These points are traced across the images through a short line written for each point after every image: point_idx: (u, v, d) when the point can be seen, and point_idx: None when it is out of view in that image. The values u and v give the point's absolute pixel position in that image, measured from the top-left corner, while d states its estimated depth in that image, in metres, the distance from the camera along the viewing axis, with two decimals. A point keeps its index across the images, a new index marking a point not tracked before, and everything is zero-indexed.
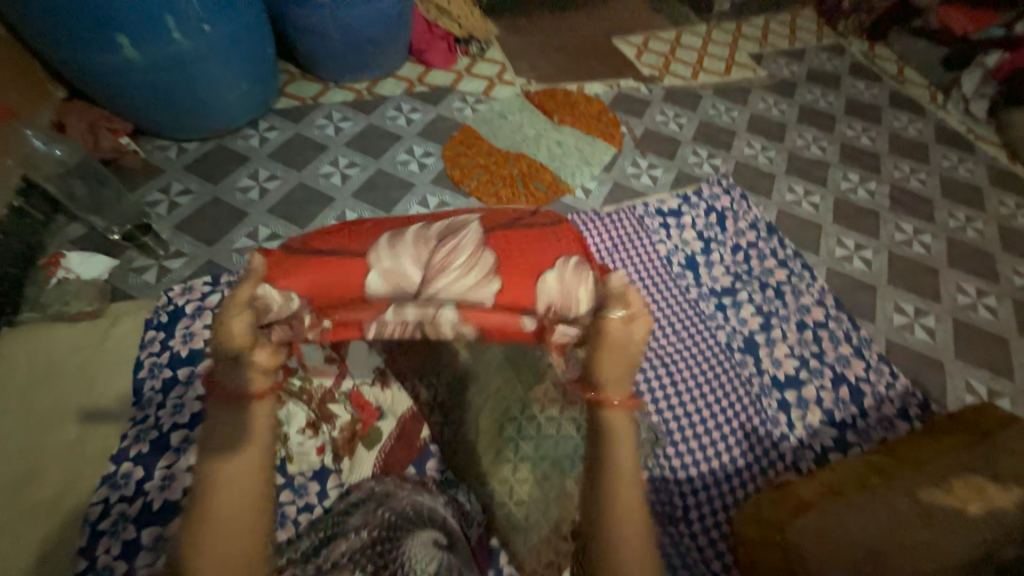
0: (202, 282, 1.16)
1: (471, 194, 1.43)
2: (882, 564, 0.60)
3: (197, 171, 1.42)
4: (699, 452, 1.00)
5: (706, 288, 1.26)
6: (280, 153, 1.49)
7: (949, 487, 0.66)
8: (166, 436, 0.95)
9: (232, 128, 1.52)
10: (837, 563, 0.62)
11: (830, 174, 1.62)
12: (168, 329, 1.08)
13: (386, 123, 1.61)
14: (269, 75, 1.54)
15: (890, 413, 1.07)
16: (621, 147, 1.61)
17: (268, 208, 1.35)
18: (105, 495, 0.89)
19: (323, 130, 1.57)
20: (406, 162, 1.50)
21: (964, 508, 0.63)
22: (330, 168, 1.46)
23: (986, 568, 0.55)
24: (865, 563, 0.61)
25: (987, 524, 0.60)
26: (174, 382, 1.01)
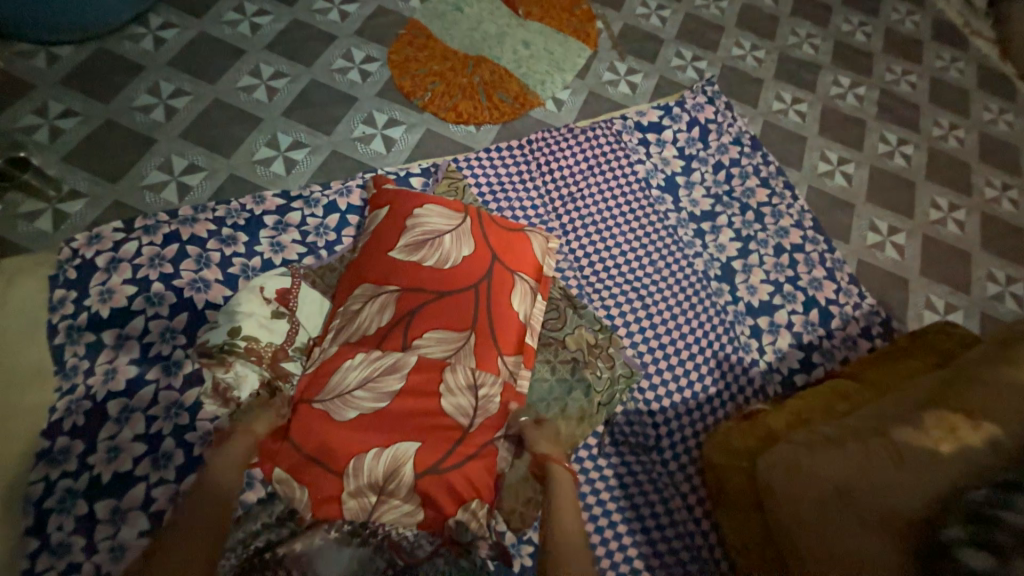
0: (111, 229, 0.98)
1: (425, 109, 1.23)
2: (850, 501, 0.62)
3: (78, 85, 1.14)
4: (672, 383, 1.00)
5: (686, 213, 1.19)
6: (183, 59, 1.21)
7: (925, 426, 0.65)
8: (101, 406, 0.86)
9: (114, 27, 1.21)
10: (807, 499, 0.65)
11: (821, 78, 1.48)
12: (80, 287, 0.93)
13: (314, 18, 1.32)
14: None
15: (853, 333, 1.09)
16: (596, 48, 1.40)
17: (179, 133, 1.12)
18: (45, 473, 0.81)
19: (234, 27, 1.27)
20: (344, 69, 1.26)
21: (937, 450, 0.63)
22: (250, 80, 1.20)
23: (952, 517, 0.56)
24: (834, 499, 0.63)
25: (956, 465, 0.61)
26: (99, 347, 0.90)
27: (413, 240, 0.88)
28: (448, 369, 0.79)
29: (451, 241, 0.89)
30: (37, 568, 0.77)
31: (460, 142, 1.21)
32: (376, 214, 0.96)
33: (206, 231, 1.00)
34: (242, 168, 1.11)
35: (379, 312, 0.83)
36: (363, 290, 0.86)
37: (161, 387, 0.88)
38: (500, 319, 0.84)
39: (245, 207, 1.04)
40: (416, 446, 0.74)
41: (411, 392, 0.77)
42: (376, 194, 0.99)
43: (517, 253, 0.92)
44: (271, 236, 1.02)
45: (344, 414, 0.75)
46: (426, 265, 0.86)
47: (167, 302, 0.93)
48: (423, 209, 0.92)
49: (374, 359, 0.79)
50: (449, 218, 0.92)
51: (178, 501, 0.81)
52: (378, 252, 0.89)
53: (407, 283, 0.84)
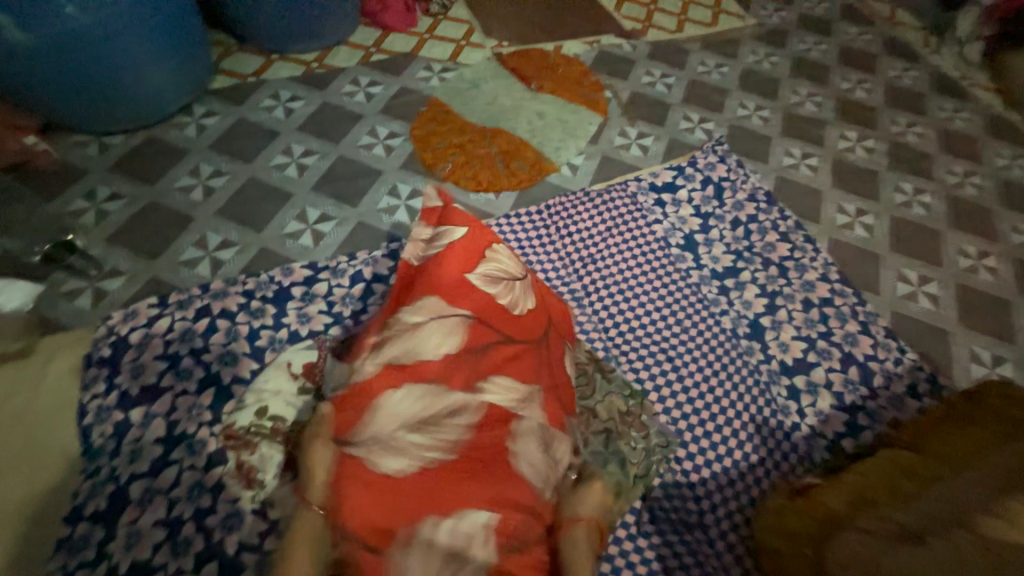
0: (146, 305, 1.01)
1: (446, 178, 1.28)
2: None
3: (126, 170, 1.23)
4: (710, 451, 0.95)
5: (708, 270, 1.18)
6: (222, 142, 1.30)
7: (1014, 519, 0.60)
8: (124, 489, 0.84)
9: (163, 116, 1.31)
10: None
11: (828, 133, 1.52)
12: (113, 364, 0.95)
13: (343, 101, 1.42)
14: (200, 54, 1.32)
15: (899, 391, 1.04)
16: (607, 115, 1.47)
17: (216, 210, 1.18)
18: (61, 564, 0.78)
19: (270, 112, 1.37)
20: (369, 145, 1.33)
21: None
22: (283, 158, 1.28)
23: None
24: None
25: None
26: (127, 425, 0.89)
27: (490, 272, 0.81)
28: (515, 420, 0.73)
29: (524, 287, 0.84)
30: None
31: (480, 209, 1.24)
32: (451, 230, 0.85)
33: (237, 304, 1.03)
34: (272, 242, 1.15)
35: (444, 339, 0.74)
36: (426, 308, 0.77)
37: (184, 466, 0.86)
38: (562, 380, 0.83)
39: (274, 279, 1.07)
40: (487, 516, 0.66)
41: (475, 447, 0.69)
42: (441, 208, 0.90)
43: (565, 317, 0.92)
44: (299, 307, 1.04)
45: (389, 464, 0.68)
46: (500, 302, 0.80)
47: (196, 377, 0.94)
48: (500, 246, 0.86)
49: (434, 397, 0.71)
50: (523, 262, 0.87)
51: None
52: (442, 269, 0.81)
53: (481, 314, 0.77)
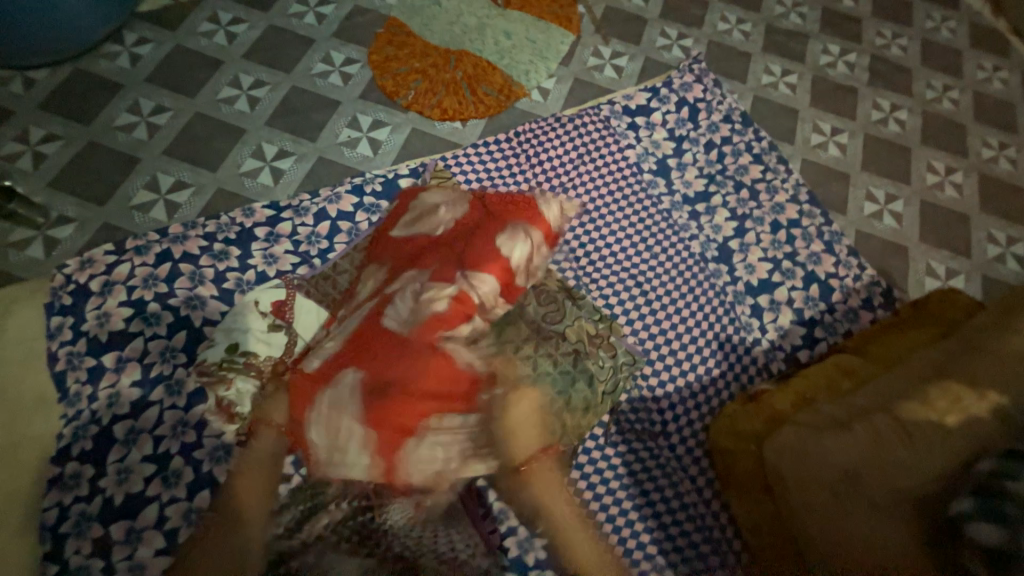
0: (102, 252, 0.98)
1: (409, 108, 1.21)
2: (856, 482, 0.63)
3: (58, 109, 1.13)
4: (675, 367, 1.00)
5: (678, 195, 1.17)
6: (161, 74, 1.19)
7: (930, 400, 0.67)
8: (108, 430, 0.86)
9: (90, 46, 1.19)
10: (813, 481, 0.65)
11: (810, 47, 1.46)
12: (76, 312, 0.93)
13: (291, 23, 1.29)
14: None
15: (855, 305, 1.09)
16: (579, 33, 1.38)
17: (163, 150, 1.11)
18: (57, 499, 0.82)
19: (210, 38, 1.25)
20: (324, 74, 1.24)
21: (944, 422, 0.64)
22: (230, 91, 1.19)
23: (964, 493, 0.58)
24: (840, 481, 0.63)
25: (961, 435, 0.63)
26: (101, 370, 0.89)
27: (410, 216, 0.89)
28: (397, 302, 0.74)
29: (445, 211, 0.87)
30: None
31: (447, 139, 1.19)
32: (383, 206, 0.97)
33: (198, 247, 1.00)
34: (229, 181, 1.10)
35: (368, 283, 0.82)
36: (367, 269, 0.86)
37: (165, 407, 0.88)
38: (473, 256, 0.78)
39: (235, 220, 1.03)
40: (355, 377, 0.70)
41: (366, 340, 0.73)
42: (389, 192, 1.01)
43: (506, 211, 0.85)
44: (264, 248, 1.01)
45: (310, 367, 0.75)
46: (419, 233, 0.84)
47: (165, 321, 0.93)
48: (424, 194, 0.93)
49: (350, 315, 0.78)
50: (445, 194, 0.91)
51: (192, 517, 0.82)
52: (381, 233, 0.90)
53: (400, 253, 0.83)
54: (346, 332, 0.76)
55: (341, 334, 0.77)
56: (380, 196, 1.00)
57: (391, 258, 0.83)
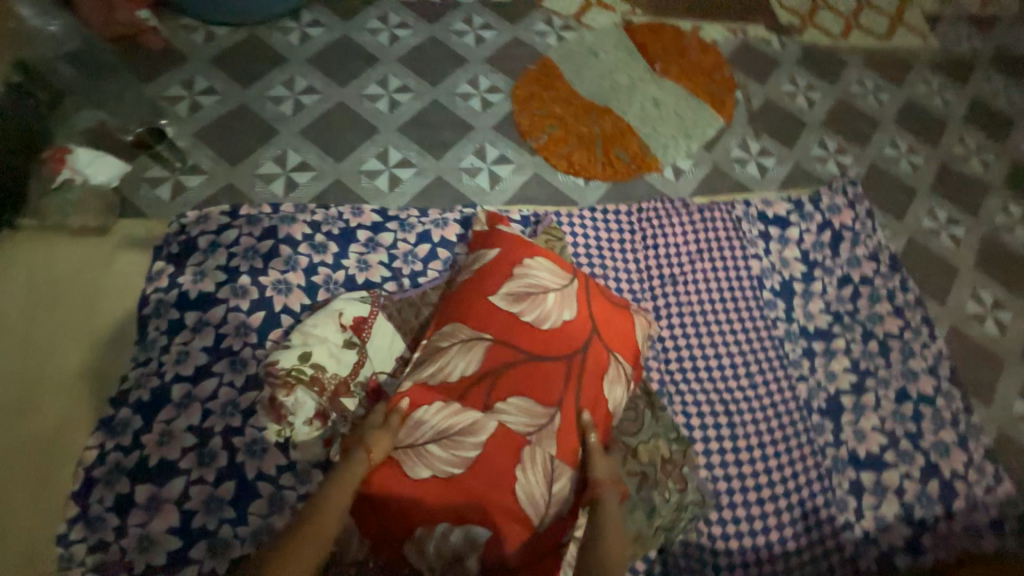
0: (218, 211, 1.01)
1: (538, 151, 1.18)
2: None
3: (224, 66, 1.20)
4: (744, 523, 0.87)
5: (795, 325, 1.05)
6: (322, 58, 1.24)
7: None
8: (166, 387, 0.86)
9: (269, 17, 1.26)
10: None
11: (986, 201, 1.28)
12: (178, 263, 0.96)
13: (450, 38, 1.32)
14: None
15: (980, 523, 0.90)
16: (731, 120, 1.29)
17: (301, 129, 1.15)
18: (102, 440, 0.83)
19: (374, 35, 1.29)
20: (466, 95, 1.24)
21: None
22: (377, 89, 1.22)
23: None
24: None
25: None
26: (180, 326, 0.91)
27: (515, 290, 0.80)
28: (527, 446, 0.71)
29: (555, 301, 0.80)
30: (73, 536, 0.78)
31: (566, 194, 1.14)
32: (485, 252, 0.88)
33: (302, 233, 1.00)
34: (349, 176, 1.11)
35: (466, 361, 0.76)
36: (455, 330, 0.79)
37: (223, 382, 0.87)
38: (585, 395, 0.76)
39: (343, 216, 1.03)
40: (487, 534, 0.67)
41: (488, 463, 0.70)
42: (488, 233, 0.92)
43: (610, 320, 0.83)
44: (360, 253, 1.00)
45: (418, 472, 0.69)
46: (524, 321, 0.78)
47: (250, 297, 0.93)
48: (532, 261, 0.85)
49: (453, 412, 0.72)
50: (557, 276, 0.83)
51: (210, 505, 0.80)
52: (477, 295, 0.81)
53: (504, 335, 0.77)
54: (450, 444, 0.70)
55: (438, 427, 0.71)
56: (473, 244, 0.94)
57: (496, 343, 0.77)
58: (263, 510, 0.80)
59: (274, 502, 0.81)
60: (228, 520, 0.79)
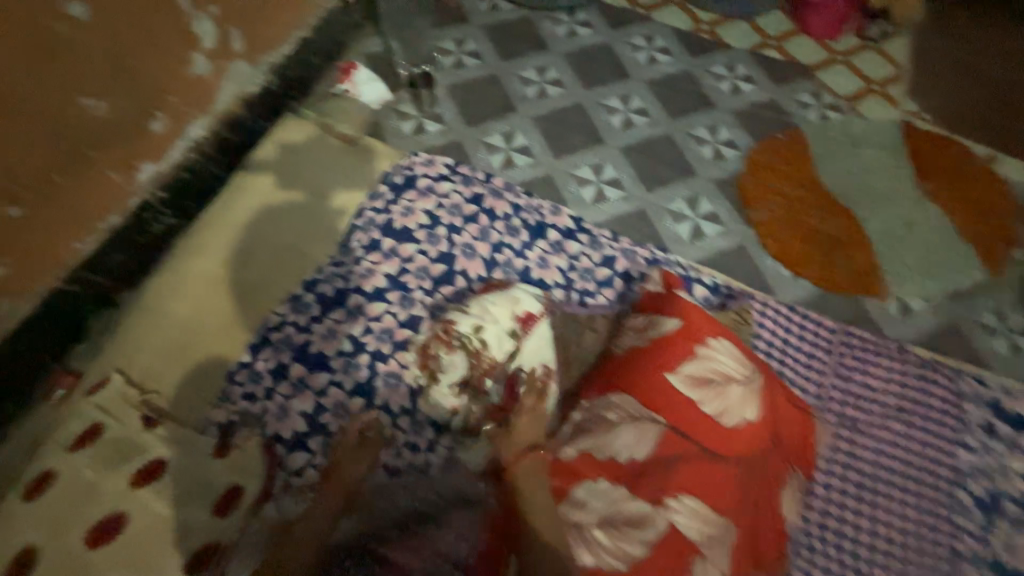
0: (442, 161, 1.10)
1: (753, 224, 1.09)
2: None
3: (495, 36, 1.29)
4: None
5: (986, 550, 0.82)
6: (580, 57, 1.28)
7: None
8: (346, 292, 0.96)
9: (550, 5, 1.33)
10: None
11: None
12: (396, 193, 1.05)
13: (707, 78, 1.26)
14: None
15: None
16: (997, 278, 1.06)
17: (535, 115, 1.19)
18: (286, 311, 0.95)
19: (634, 51, 1.29)
20: (701, 139, 1.18)
21: None
22: (617, 103, 1.22)
23: None
24: None
25: None
26: (376, 246, 1.01)
27: (698, 375, 0.74)
28: (700, 561, 0.65)
29: (740, 396, 0.74)
30: (236, 377, 0.90)
31: (766, 280, 1.04)
32: (664, 320, 0.80)
33: (502, 211, 1.05)
34: (560, 174, 1.12)
35: (636, 442, 0.71)
36: (625, 401, 0.75)
37: (390, 311, 0.95)
38: (763, 518, 0.71)
39: (541, 211, 1.06)
40: None
41: (654, 567, 0.63)
42: (661, 295, 0.84)
43: (794, 444, 0.77)
44: (544, 250, 1.02)
45: (580, 556, 0.64)
46: (705, 411, 0.72)
47: (439, 248, 1.01)
48: (717, 340, 0.78)
49: (619, 498, 0.68)
50: (742, 366, 0.76)
51: (339, 410, 0.88)
52: (655, 368, 0.76)
53: (681, 424, 0.72)
54: (619, 536, 0.65)
55: (604, 511, 0.67)
56: (644, 304, 0.86)
57: (670, 428, 0.72)
58: (375, 438, 0.86)
59: (385, 436, 0.86)
60: (347, 430, 0.86)
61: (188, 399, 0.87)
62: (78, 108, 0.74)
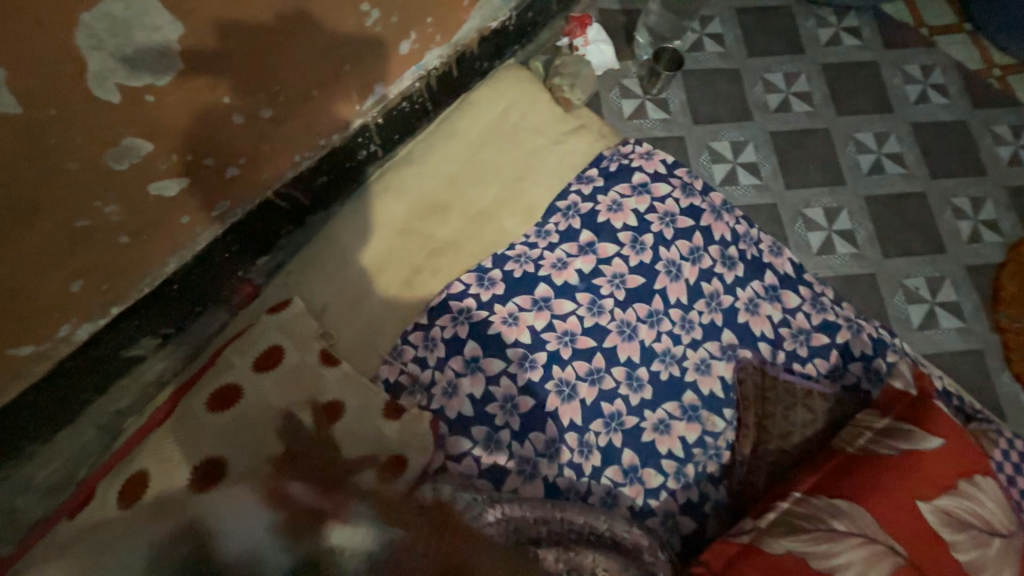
0: (662, 158, 0.96)
1: (1000, 331, 0.92)
2: None
3: (745, 24, 1.11)
4: None
5: None
6: (838, 73, 1.08)
7: None
8: (535, 279, 0.88)
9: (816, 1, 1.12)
10: None
11: None
12: (607, 182, 0.94)
13: (984, 138, 1.05)
14: None
15: None
16: None
17: (773, 132, 1.03)
18: (470, 281, 0.88)
19: (905, 82, 1.08)
20: (961, 211, 0.99)
21: None
22: (870, 141, 1.03)
23: None
24: None
25: None
26: (574, 237, 0.91)
27: (956, 513, 0.63)
28: None
29: (1001, 556, 0.62)
30: (408, 338, 0.85)
31: (998, 401, 0.89)
32: (922, 435, 0.68)
33: (719, 236, 0.92)
34: (787, 210, 0.98)
35: (866, 566, 0.61)
36: (857, 512, 0.64)
37: (577, 313, 0.87)
38: None
39: (761, 246, 0.92)
40: None
41: None
42: (914, 403, 0.73)
43: None
44: (757, 294, 0.89)
45: None
46: (957, 559, 0.61)
47: (642, 258, 0.90)
48: (982, 480, 0.66)
49: None
50: (1007, 521, 0.64)
51: (506, 403, 0.82)
52: (904, 487, 0.65)
53: (925, 565, 0.61)
54: None
55: None
56: (887, 405, 0.74)
57: (911, 565, 0.61)
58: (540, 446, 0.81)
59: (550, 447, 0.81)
60: (511, 428, 0.81)
61: (361, 348, 0.84)
62: (356, 13, 0.66)
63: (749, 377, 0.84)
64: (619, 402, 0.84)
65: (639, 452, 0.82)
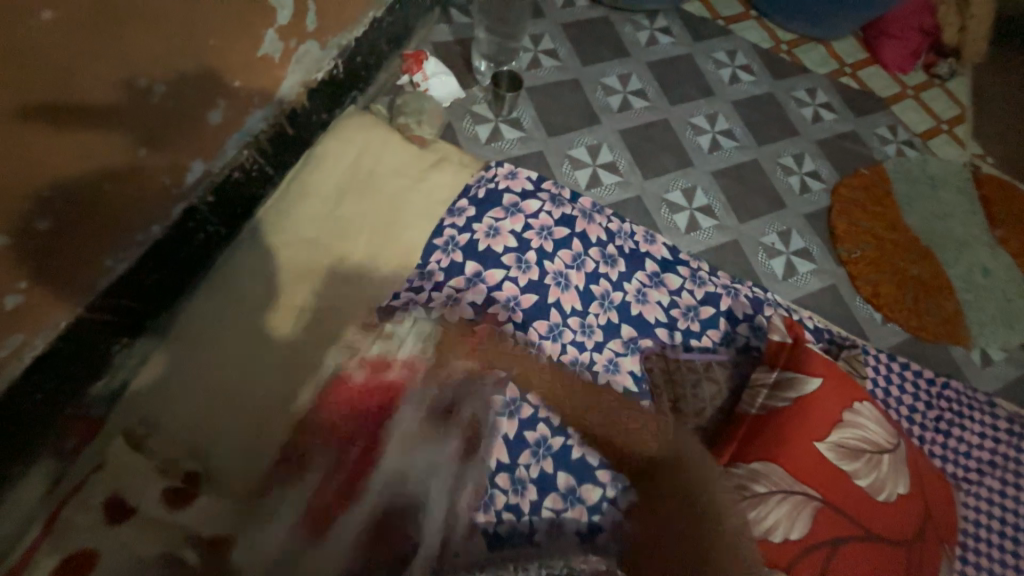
0: (526, 175, 0.98)
1: (844, 263, 1.05)
2: None
3: (573, 37, 1.18)
4: None
5: None
6: (663, 68, 1.19)
7: None
8: (429, 324, 0.83)
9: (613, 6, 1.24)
10: None
11: None
12: (479, 209, 0.93)
13: (789, 103, 1.21)
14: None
15: None
16: None
17: (620, 129, 1.09)
18: (358, 345, 0.81)
19: (718, 67, 1.22)
20: (788, 168, 1.13)
21: None
22: (703, 122, 1.14)
23: None
24: None
25: None
26: (459, 270, 0.88)
27: (848, 444, 0.69)
28: None
29: (890, 469, 0.69)
30: (302, 427, 0.75)
31: (857, 324, 1.01)
32: (805, 379, 0.74)
33: (597, 237, 0.94)
34: (651, 198, 1.04)
35: (789, 521, 0.65)
36: (772, 472, 0.67)
37: (480, 347, 0.83)
38: None
39: (636, 237, 0.97)
40: None
41: None
42: (794, 351, 0.78)
43: (937, 507, 0.73)
44: (643, 284, 0.93)
45: None
46: (858, 485, 0.67)
47: (531, 276, 0.89)
48: (860, 405, 0.73)
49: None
50: (887, 434, 0.72)
51: (423, 465, 0.75)
52: (802, 434, 0.69)
53: (834, 500, 0.66)
54: None
55: None
56: (774, 357, 0.80)
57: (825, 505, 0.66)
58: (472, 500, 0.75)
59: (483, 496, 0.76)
60: (438, 489, 0.74)
61: (248, 455, 0.73)
62: (132, 91, 0.58)
63: (654, 364, 0.87)
64: (542, 427, 0.81)
65: (573, 473, 0.80)
